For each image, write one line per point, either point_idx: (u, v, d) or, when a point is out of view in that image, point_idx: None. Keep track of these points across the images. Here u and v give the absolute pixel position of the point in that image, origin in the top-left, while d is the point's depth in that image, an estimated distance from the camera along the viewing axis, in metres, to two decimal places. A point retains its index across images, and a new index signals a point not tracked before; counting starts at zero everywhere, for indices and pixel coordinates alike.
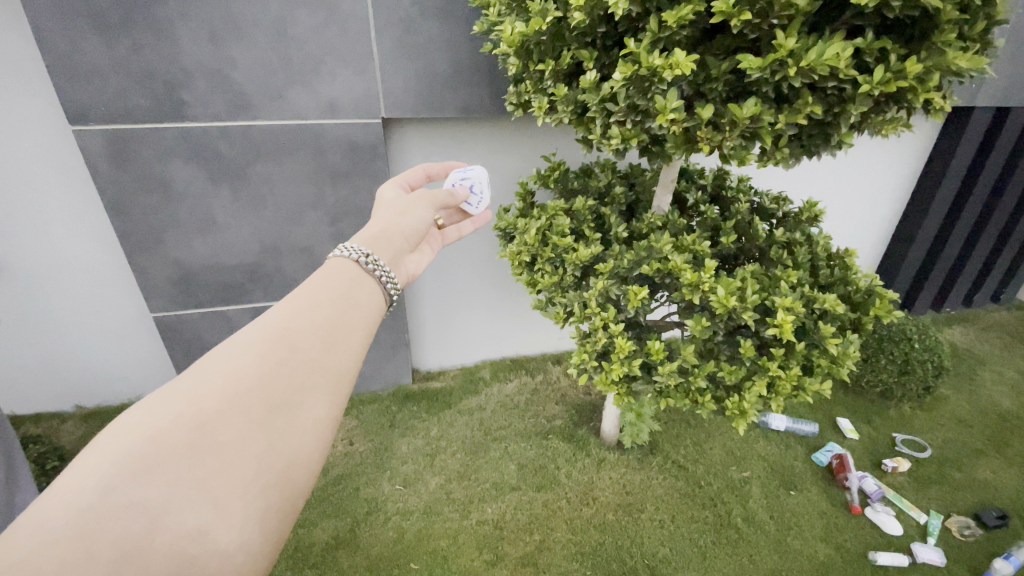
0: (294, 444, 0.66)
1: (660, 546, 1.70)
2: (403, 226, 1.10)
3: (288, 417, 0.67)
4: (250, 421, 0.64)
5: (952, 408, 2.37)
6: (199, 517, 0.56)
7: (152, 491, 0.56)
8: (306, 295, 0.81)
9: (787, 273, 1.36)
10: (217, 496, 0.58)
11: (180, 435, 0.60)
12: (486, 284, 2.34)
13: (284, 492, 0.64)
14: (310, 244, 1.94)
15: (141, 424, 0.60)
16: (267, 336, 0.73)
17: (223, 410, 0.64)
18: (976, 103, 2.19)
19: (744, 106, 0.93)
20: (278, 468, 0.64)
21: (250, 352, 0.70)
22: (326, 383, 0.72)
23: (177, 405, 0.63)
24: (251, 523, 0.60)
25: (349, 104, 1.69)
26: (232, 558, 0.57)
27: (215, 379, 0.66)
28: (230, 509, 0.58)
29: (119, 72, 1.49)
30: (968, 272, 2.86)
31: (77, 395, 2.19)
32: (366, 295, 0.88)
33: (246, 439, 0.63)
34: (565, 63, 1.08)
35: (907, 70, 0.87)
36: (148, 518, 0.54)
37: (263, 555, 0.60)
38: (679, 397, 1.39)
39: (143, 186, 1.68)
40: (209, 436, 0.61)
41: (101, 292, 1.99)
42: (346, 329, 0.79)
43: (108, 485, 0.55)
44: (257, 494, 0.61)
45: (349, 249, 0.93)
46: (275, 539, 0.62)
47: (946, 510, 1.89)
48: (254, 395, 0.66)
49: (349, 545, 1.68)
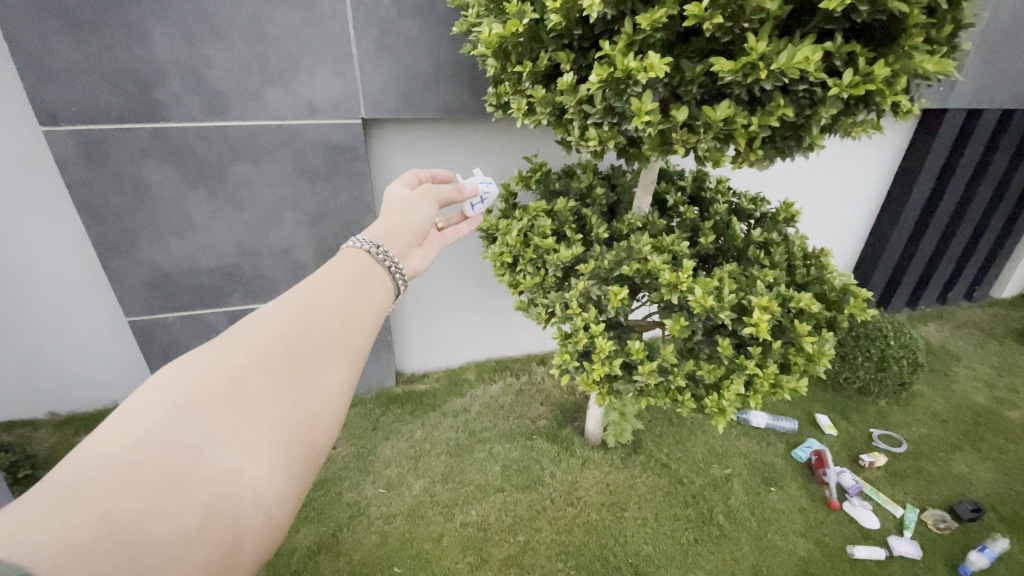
0: (316, 404, 0.69)
1: (643, 545, 1.71)
2: (409, 221, 1.10)
3: (311, 379, 0.70)
4: (277, 380, 0.68)
5: (927, 403, 2.42)
6: (232, 459, 0.59)
7: (191, 434, 0.59)
8: (322, 277, 0.84)
9: (764, 273, 1.39)
10: (250, 442, 0.61)
11: (214, 388, 0.63)
12: (469, 287, 2.34)
13: (307, 446, 0.67)
14: (290, 246, 1.91)
15: (176, 379, 0.63)
16: (288, 309, 0.76)
17: (251, 369, 0.67)
18: (949, 105, 2.25)
19: (717, 109, 0.94)
20: (305, 422, 0.67)
21: (274, 321, 0.74)
22: (345, 351, 0.75)
23: (210, 363, 0.66)
24: (279, 470, 0.62)
25: (328, 104, 1.68)
26: (262, 499, 0.60)
27: (242, 344, 0.70)
28: (261, 455, 0.61)
29: (90, 72, 1.46)
30: (941, 270, 2.93)
31: (50, 402, 2.13)
32: (378, 279, 0.90)
33: (274, 395, 0.66)
34: (542, 65, 1.09)
35: (876, 73, 0.88)
36: (188, 456, 0.57)
37: (286, 503, 0.63)
38: (660, 395, 1.41)
39: (116, 188, 1.65)
40: (240, 390, 0.65)
41: (74, 296, 1.95)
42: (359, 308, 0.83)
43: (151, 427, 0.58)
44: (284, 444, 0.64)
45: (362, 241, 0.94)
46: (298, 489, 0.65)
47: (921, 504, 1.94)
48: (279, 357, 0.70)
49: (331, 550, 1.67)
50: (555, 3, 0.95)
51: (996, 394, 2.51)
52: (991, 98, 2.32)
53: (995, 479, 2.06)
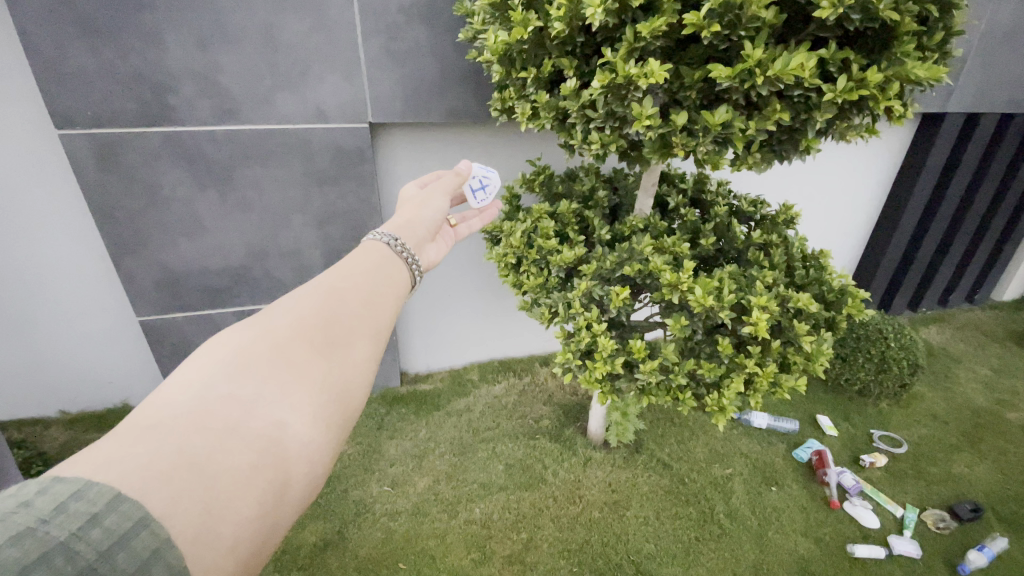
0: (356, 365, 0.69)
1: (644, 543, 1.73)
2: (424, 216, 1.13)
3: (352, 343, 0.71)
4: (319, 342, 0.68)
5: (928, 405, 2.44)
6: (281, 411, 0.60)
7: (243, 388, 0.60)
8: (353, 260, 0.85)
9: (763, 274, 1.41)
10: (298, 399, 0.62)
11: (262, 349, 0.65)
12: (473, 288, 2.37)
13: (348, 406, 0.67)
14: (298, 248, 1.95)
15: (228, 342, 0.65)
16: (326, 283, 0.77)
17: (295, 333, 0.68)
18: (947, 108, 2.27)
19: (715, 113, 0.98)
20: (348, 384, 0.67)
21: (313, 293, 0.75)
22: (380, 322, 0.76)
23: (259, 329, 0.68)
24: (323, 424, 0.63)
25: (336, 108, 1.72)
26: (309, 450, 0.60)
27: (286, 312, 0.71)
28: (307, 409, 0.62)
29: (106, 77, 1.50)
30: (942, 272, 2.94)
31: (61, 400, 2.16)
32: (398, 266, 0.90)
33: (316, 356, 0.67)
34: (546, 71, 1.12)
35: (869, 79, 0.91)
36: (242, 407, 0.58)
37: (330, 455, 0.63)
38: (661, 394, 1.44)
39: (129, 190, 1.69)
40: (285, 351, 0.65)
41: (86, 296, 1.99)
42: (389, 287, 0.83)
43: (206, 381, 0.59)
44: (327, 401, 0.64)
45: (380, 234, 0.95)
46: (341, 445, 0.65)
47: (921, 504, 1.95)
48: (320, 322, 0.70)
49: (337, 546, 1.69)
50: (559, 11, 0.99)
51: (996, 396, 2.52)
52: (990, 101, 2.34)
53: (995, 480, 2.07)
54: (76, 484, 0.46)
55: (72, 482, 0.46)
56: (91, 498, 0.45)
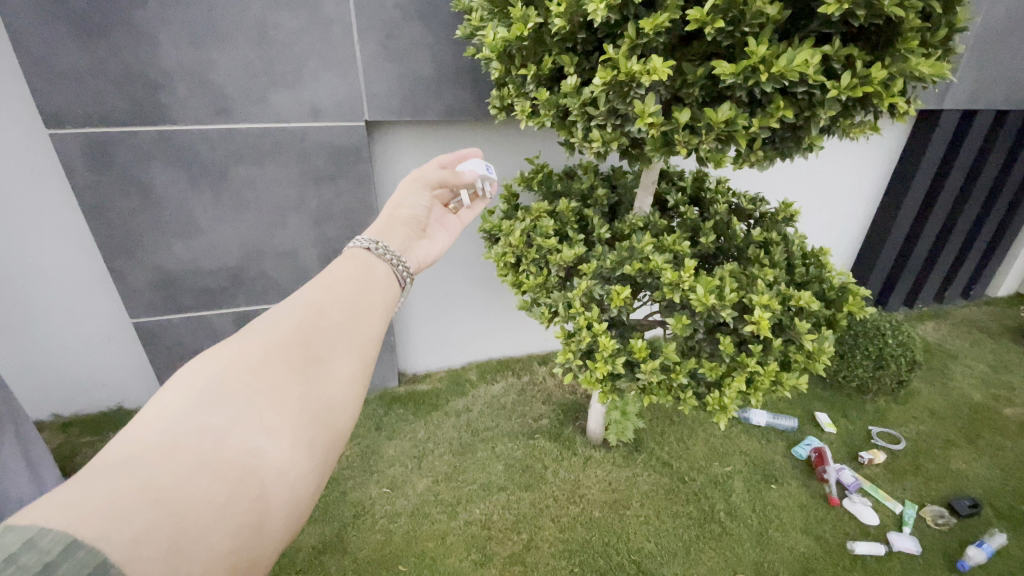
0: (334, 388, 0.68)
1: (646, 542, 1.73)
2: (404, 215, 1.14)
3: (329, 365, 0.69)
4: (295, 366, 0.66)
5: (925, 401, 2.45)
6: (255, 440, 0.58)
7: (214, 418, 0.58)
8: (333, 274, 0.83)
9: (764, 272, 1.40)
10: (271, 425, 0.60)
11: (235, 376, 0.62)
12: (471, 288, 2.36)
13: (326, 430, 0.65)
14: (294, 248, 1.92)
15: (199, 370, 0.62)
16: (302, 301, 0.75)
17: (271, 357, 0.66)
18: (944, 106, 2.27)
19: (719, 111, 0.97)
20: (323, 407, 0.66)
21: (291, 312, 0.72)
22: (358, 341, 0.74)
23: (231, 353, 0.65)
24: (300, 451, 0.61)
25: (332, 106, 1.69)
26: (286, 479, 0.59)
27: (261, 334, 0.69)
28: (282, 436, 0.60)
29: (97, 75, 1.47)
30: (938, 268, 2.95)
31: (54, 403, 2.13)
32: (381, 279, 0.87)
33: (293, 380, 0.65)
34: (547, 68, 1.11)
35: (873, 76, 0.90)
36: (214, 438, 0.56)
37: (309, 482, 0.61)
38: (662, 393, 1.43)
39: (122, 190, 1.66)
40: (260, 377, 0.63)
41: (80, 298, 1.96)
42: (367, 303, 0.81)
43: (176, 412, 0.57)
44: (304, 427, 0.63)
45: (361, 239, 0.92)
46: (319, 472, 0.64)
47: (920, 500, 1.96)
48: (295, 346, 0.68)
49: (337, 549, 1.68)
50: (560, 7, 0.97)
51: (993, 392, 2.53)
52: (987, 98, 2.34)
53: (993, 476, 2.08)
54: (29, 532, 0.41)
55: (23, 530, 0.41)
56: (44, 547, 0.41)
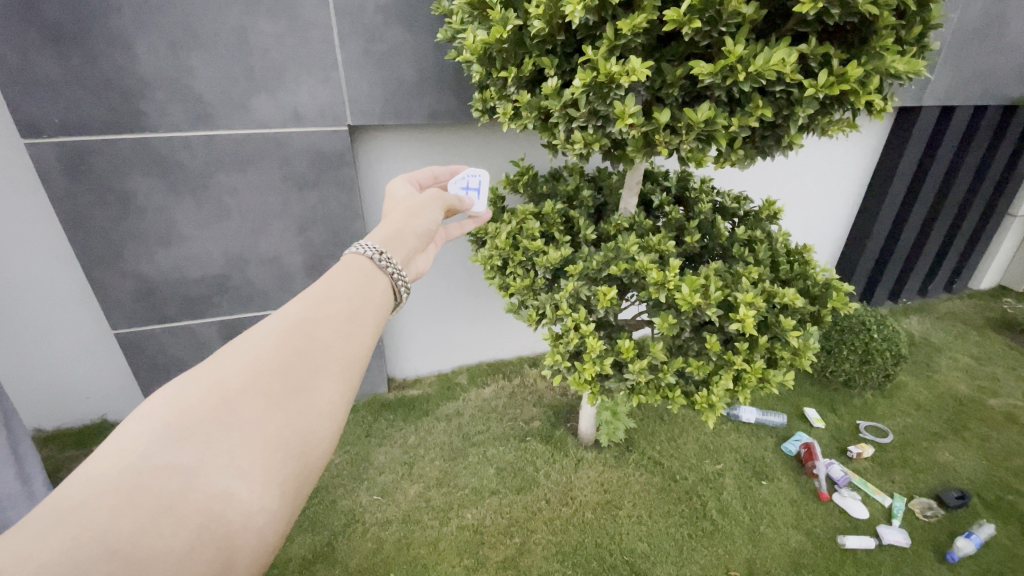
0: (313, 420, 0.65)
1: (638, 542, 1.72)
2: (417, 224, 1.08)
3: (308, 395, 0.66)
4: (271, 398, 0.63)
5: (911, 394, 2.48)
6: (223, 482, 0.56)
7: (183, 458, 0.55)
8: (326, 286, 0.79)
9: (749, 270, 1.41)
10: (242, 464, 0.58)
11: (209, 408, 0.60)
12: (459, 291, 2.35)
13: (302, 466, 0.63)
14: (278, 255, 1.90)
15: (172, 400, 0.60)
16: (285, 322, 0.71)
17: (248, 386, 0.63)
18: (922, 103, 2.32)
19: (698, 110, 0.97)
20: (299, 441, 0.63)
21: (273, 335, 0.69)
22: (343, 366, 0.70)
23: (206, 381, 0.62)
24: (273, 490, 0.59)
25: (314, 111, 1.68)
26: (255, 521, 0.56)
27: (241, 358, 0.66)
28: (254, 476, 0.58)
29: (73, 83, 1.45)
30: (921, 262, 2.99)
31: (36, 418, 2.08)
32: (375, 293, 0.83)
33: (268, 414, 0.62)
34: (527, 70, 1.11)
35: (849, 74, 0.92)
36: (180, 480, 0.54)
37: (282, 521, 0.59)
38: (651, 393, 1.43)
39: (100, 200, 1.63)
40: (235, 410, 0.61)
41: (58, 310, 1.92)
42: (356, 320, 0.76)
43: (143, 449, 0.55)
44: (278, 465, 0.60)
45: (362, 247, 0.89)
46: (295, 508, 0.61)
47: (908, 493, 1.98)
48: (272, 374, 0.65)
49: (327, 559, 1.66)
50: (538, 9, 0.97)
51: (978, 384, 2.57)
52: (964, 94, 2.39)
53: (979, 466, 2.11)
54: None
55: None
56: None
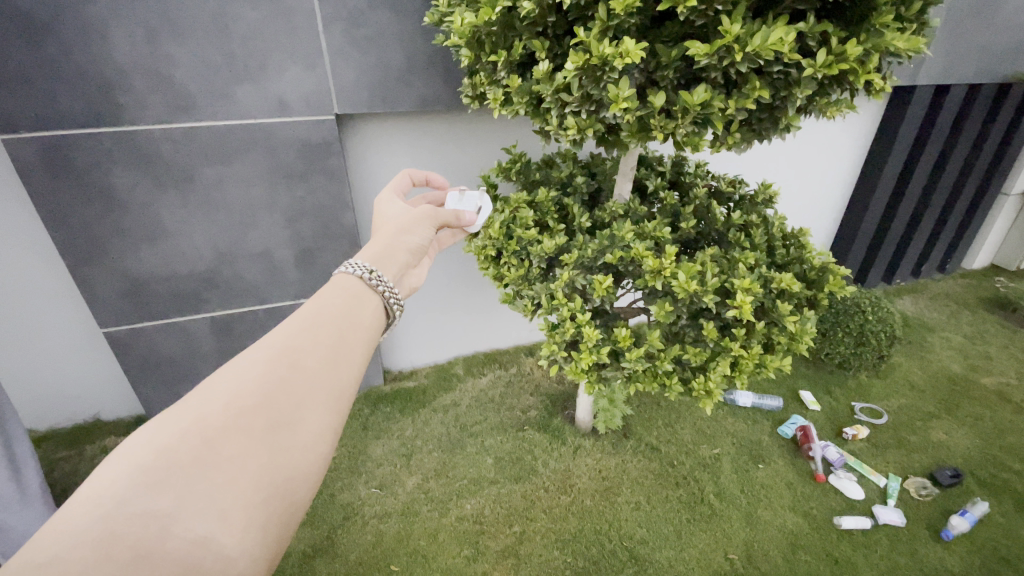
0: (296, 457, 0.64)
1: (637, 528, 1.73)
2: (407, 242, 1.05)
3: (291, 430, 0.65)
4: (252, 435, 0.62)
5: (905, 374, 2.49)
6: (203, 526, 0.55)
7: (161, 503, 0.54)
8: (311, 312, 0.78)
9: (745, 256, 1.40)
10: (222, 506, 0.57)
11: (188, 448, 0.59)
12: (453, 281, 2.32)
13: (285, 503, 0.62)
14: (268, 248, 1.87)
15: (151, 440, 0.59)
16: (268, 354, 0.70)
17: (230, 423, 0.62)
18: (917, 81, 2.29)
19: (694, 93, 0.94)
20: (282, 477, 0.62)
21: (257, 366, 0.68)
22: (328, 397, 0.70)
23: (186, 419, 0.61)
24: (254, 532, 0.58)
25: (299, 100, 1.63)
26: (234, 565, 0.56)
27: (223, 392, 0.65)
28: (235, 519, 0.57)
29: (49, 75, 1.40)
30: (916, 243, 2.99)
31: (27, 419, 2.05)
32: (362, 317, 0.82)
33: (250, 452, 0.61)
34: (518, 53, 1.07)
35: (848, 53, 0.89)
36: (158, 526, 0.53)
37: (265, 562, 0.58)
38: (648, 380, 1.42)
39: (82, 196, 1.59)
40: (216, 449, 0.60)
41: (42, 308, 1.88)
42: (342, 348, 0.75)
43: (119, 494, 0.54)
44: (260, 505, 0.59)
45: (353, 265, 0.89)
46: (277, 547, 0.61)
47: (903, 472, 1.99)
48: (254, 410, 0.64)
49: (327, 552, 1.66)
50: None
51: (970, 363, 2.59)
52: (959, 72, 2.36)
53: (973, 445, 2.13)
54: None
55: None
56: None
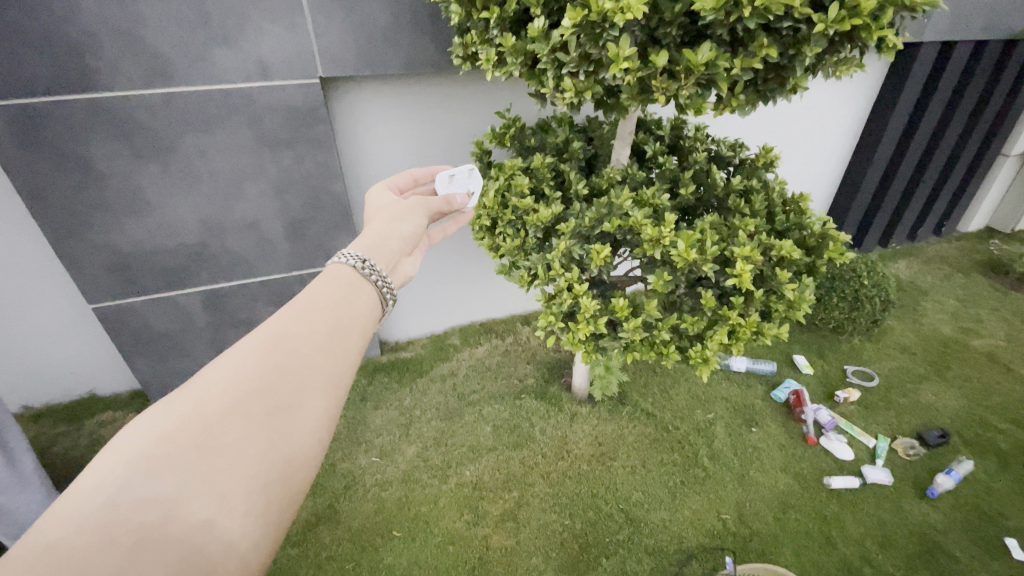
0: (294, 442, 0.64)
1: (633, 491, 1.77)
2: (399, 230, 1.03)
3: (290, 416, 0.64)
4: (251, 421, 0.62)
5: (897, 337, 2.52)
6: (204, 511, 0.55)
7: (162, 489, 0.54)
8: (307, 298, 0.77)
9: (745, 223, 1.37)
10: (222, 491, 0.57)
11: (188, 435, 0.58)
12: (447, 251, 2.29)
13: (286, 488, 0.62)
14: (256, 220, 1.82)
15: (150, 427, 0.58)
16: (265, 340, 0.69)
17: (228, 409, 0.61)
18: (925, 37, 2.20)
19: (698, 52, 0.89)
20: (281, 462, 0.62)
21: (254, 353, 0.68)
22: (326, 382, 0.69)
23: (185, 406, 0.61)
24: (255, 516, 0.58)
25: (281, 63, 1.55)
26: (236, 549, 0.55)
27: (221, 379, 0.64)
28: (236, 504, 0.57)
29: (12, 38, 1.31)
30: (913, 206, 2.97)
31: (22, 395, 2.05)
32: (358, 303, 0.81)
33: (250, 439, 0.61)
34: (511, 10, 1.01)
35: (862, 7, 0.84)
36: (159, 512, 0.53)
37: (267, 546, 0.58)
38: (645, 349, 1.41)
39: (59, 168, 1.52)
40: (215, 435, 0.59)
41: (27, 284, 1.83)
42: (339, 333, 0.74)
43: (119, 481, 0.54)
44: (261, 490, 0.59)
45: (345, 255, 0.87)
46: (278, 531, 0.60)
47: (892, 433, 2.04)
48: (252, 397, 0.64)
49: (330, 519, 1.69)
50: None
51: (961, 325, 2.62)
52: (968, 27, 2.27)
53: (961, 405, 2.18)
54: None
55: None
56: None
